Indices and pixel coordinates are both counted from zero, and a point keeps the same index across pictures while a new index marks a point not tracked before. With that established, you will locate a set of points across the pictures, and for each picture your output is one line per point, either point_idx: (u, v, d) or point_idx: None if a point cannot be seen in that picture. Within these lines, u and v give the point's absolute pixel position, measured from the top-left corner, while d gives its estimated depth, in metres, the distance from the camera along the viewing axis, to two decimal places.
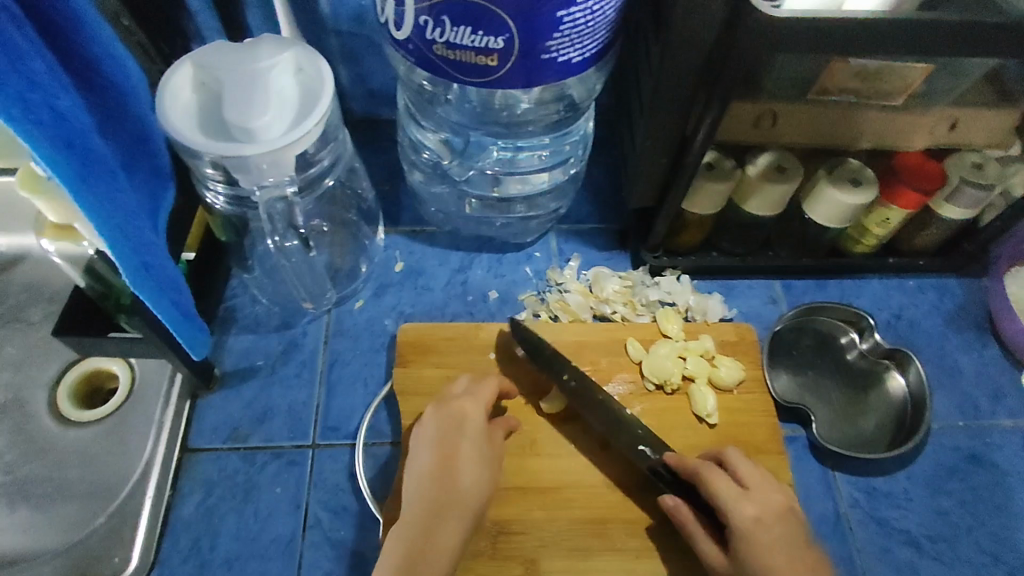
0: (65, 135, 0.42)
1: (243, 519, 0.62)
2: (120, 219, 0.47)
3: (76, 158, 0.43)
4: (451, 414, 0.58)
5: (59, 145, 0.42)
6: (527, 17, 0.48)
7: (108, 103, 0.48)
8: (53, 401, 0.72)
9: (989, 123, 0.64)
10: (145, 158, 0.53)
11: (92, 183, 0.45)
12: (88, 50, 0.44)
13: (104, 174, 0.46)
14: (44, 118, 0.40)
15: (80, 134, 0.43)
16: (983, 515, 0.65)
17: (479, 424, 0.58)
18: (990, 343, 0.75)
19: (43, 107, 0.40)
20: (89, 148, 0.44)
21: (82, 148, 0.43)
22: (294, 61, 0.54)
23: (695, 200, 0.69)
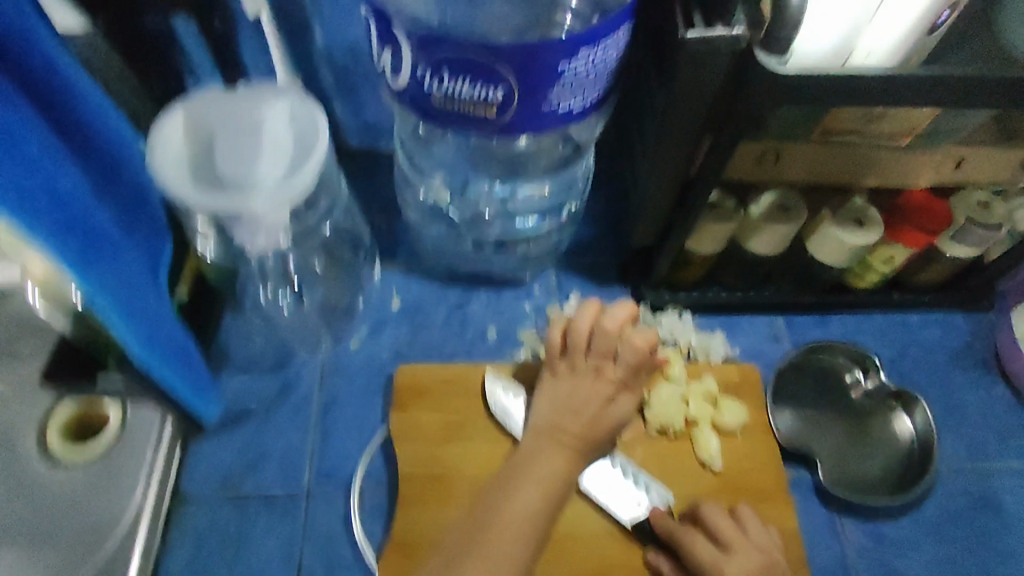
0: (64, 220, 0.45)
1: (236, 569, 0.61)
2: (122, 294, 0.50)
3: (77, 243, 0.46)
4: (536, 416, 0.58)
5: (60, 229, 0.44)
6: (530, 71, 0.46)
7: (107, 165, 0.50)
8: (42, 438, 0.70)
9: (996, 163, 0.63)
10: (144, 218, 0.55)
11: (93, 259, 0.47)
12: (87, 123, 0.47)
13: (103, 252, 0.49)
14: (45, 205, 0.43)
15: (80, 216, 0.46)
16: (991, 562, 0.64)
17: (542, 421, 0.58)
18: (996, 382, 0.73)
19: (42, 195, 0.43)
20: (88, 228, 0.47)
21: (82, 229, 0.46)
22: (288, 107, 0.52)
23: (697, 239, 0.68)
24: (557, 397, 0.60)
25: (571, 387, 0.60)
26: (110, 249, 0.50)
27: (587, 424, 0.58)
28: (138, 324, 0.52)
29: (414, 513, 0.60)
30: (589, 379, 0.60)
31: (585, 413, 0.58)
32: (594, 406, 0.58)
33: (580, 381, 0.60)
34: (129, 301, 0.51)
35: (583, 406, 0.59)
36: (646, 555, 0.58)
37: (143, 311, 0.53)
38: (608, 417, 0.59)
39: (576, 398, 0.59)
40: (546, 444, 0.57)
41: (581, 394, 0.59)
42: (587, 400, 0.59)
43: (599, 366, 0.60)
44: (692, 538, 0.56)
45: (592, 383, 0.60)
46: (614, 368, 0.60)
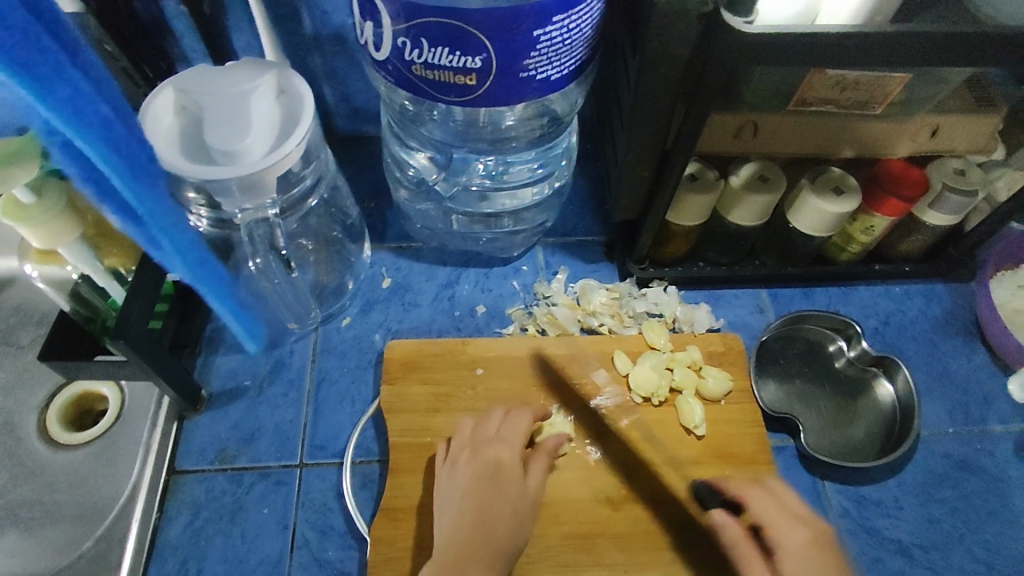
0: (112, 139, 0.41)
1: (231, 540, 0.62)
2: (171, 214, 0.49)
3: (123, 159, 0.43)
4: (473, 500, 0.54)
5: (104, 143, 0.41)
6: (505, 36, 0.48)
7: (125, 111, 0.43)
8: (43, 424, 0.72)
9: (971, 128, 0.65)
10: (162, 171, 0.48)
11: (138, 177, 0.45)
12: (92, 71, 0.39)
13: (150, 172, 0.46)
14: (89, 121, 0.39)
15: (123, 137, 0.42)
16: (975, 522, 0.65)
17: (457, 505, 0.54)
18: (978, 348, 0.75)
19: (89, 112, 0.39)
20: (127, 151, 0.43)
21: (124, 147, 0.43)
22: (276, 83, 0.54)
23: (680, 211, 0.69)
24: (452, 496, 0.55)
25: (451, 486, 0.56)
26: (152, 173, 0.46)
27: (488, 537, 0.52)
28: (184, 246, 0.51)
29: (406, 480, 0.61)
30: (480, 461, 0.57)
31: (492, 518, 0.53)
32: (485, 481, 0.56)
33: (481, 472, 0.56)
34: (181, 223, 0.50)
35: (496, 506, 0.54)
36: (713, 513, 0.55)
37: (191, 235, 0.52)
38: (509, 508, 0.54)
39: (478, 497, 0.55)
40: (466, 556, 0.50)
41: (490, 492, 0.55)
42: (497, 497, 0.55)
43: (495, 449, 0.58)
44: (763, 492, 0.56)
45: (479, 462, 0.57)
46: (509, 451, 0.58)
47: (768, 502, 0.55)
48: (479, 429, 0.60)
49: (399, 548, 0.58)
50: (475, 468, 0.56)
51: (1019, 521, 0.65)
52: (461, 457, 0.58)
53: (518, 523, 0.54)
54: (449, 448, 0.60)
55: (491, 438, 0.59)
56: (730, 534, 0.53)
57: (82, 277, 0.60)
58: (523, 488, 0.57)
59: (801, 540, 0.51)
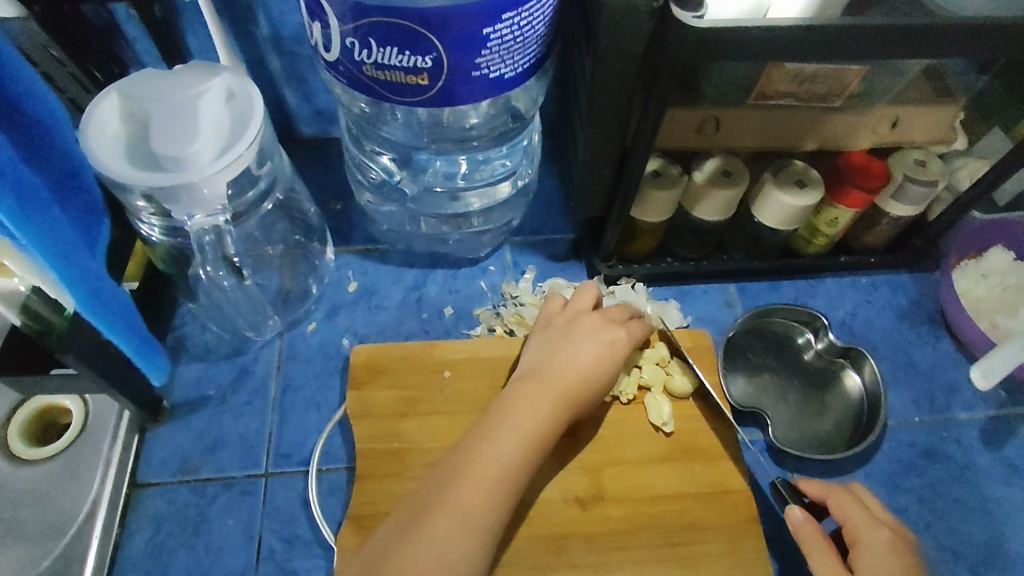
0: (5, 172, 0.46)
1: (194, 554, 0.61)
2: (62, 245, 0.51)
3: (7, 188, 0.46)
4: (566, 339, 0.60)
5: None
6: (454, 35, 0.47)
7: (34, 134, 0.50)
8: (3, 439, 0.68)
9: (931, 119, 0.65)
10: (73, 194, 0.54)
11: (29, 205, 0.48)
12: (8, 89, 0.48)
13: (38, 204, 0.49)
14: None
15: (11, 166, 0.46)
16: (942, 510, 0.66)
17: (554, 343, 0.60)
18: (943, 337, 0.75)
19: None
20: (16, 179, 0.47)
21: (15, 179, 0.47)
22: (225, 86, 0.53)
23: (645, 207, 0.68)
24: (552, 338, 0.61)
25: (554, 331, 0.62)
26: (43, 205, 0.50)
27: (569, 369, 0.57)
28: (78, 278, 0.54)
29: (372, 487, 0.60)
30: (584, 316, 0.62)
31: (572, 372, 0.57)
32: (583, 328, 0.61)
33: (587, 332, 0.60)
34: (72, 249, 0.53)
35: (582, 346, 0.59)
36: (790, 508, 0.54)
37: (82, 261, 0.54)
38: (590, 372, 0.58)
39: (574, 346, 0.59)
40: (538, 396, 0.55)
41: (579, 338, 0.60)
42: (586, 357, 0.58)
43: (611, 330, 0.61)
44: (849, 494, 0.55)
45: (579, 317, 0.62)
46: (625, 334, 0.61)
47: (851, 503, 0.55)
48: (608, 307, 0.63)
49: None
50: (583, 331, 0.60)
51: (984, 508, 0.66)
52: (577, 314, 0.63)
53: (601, 363, 0.59)
54: (569, 306, 0.64)
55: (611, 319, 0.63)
56: (806, 532, 0.52)
57: None
58: (612, 369, 0.59)
59: (885, 541, 0.52)
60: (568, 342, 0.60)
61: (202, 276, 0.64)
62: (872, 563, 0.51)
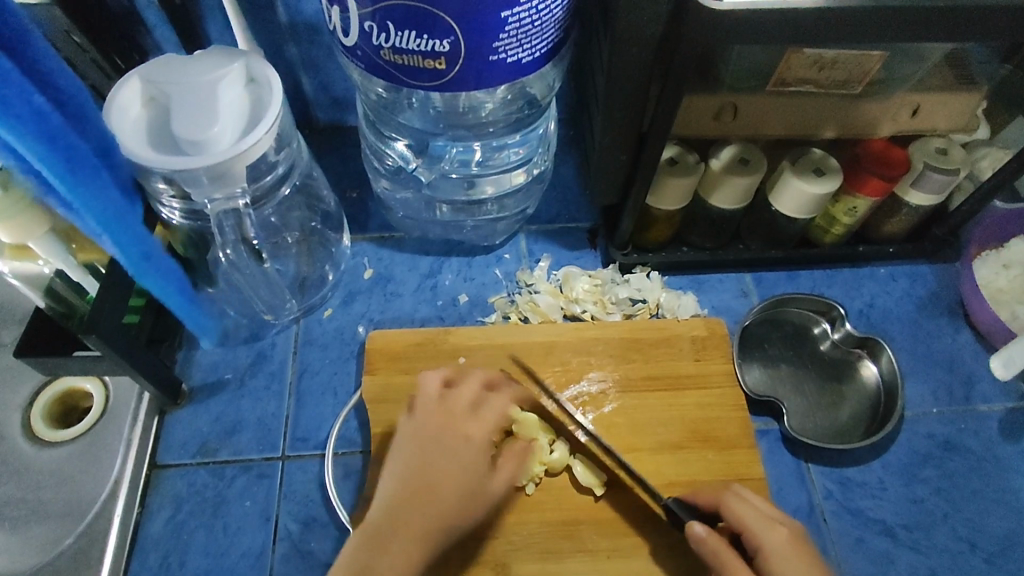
0: (47, 130, 0.43)
1: (213, 533, 0.62)
2: (111, 208, 0.49)
3: (60, 155, 0.44)
4: (420, 449, 0.52)
5: (42, 138, 0.43)
6: (472, 18, 0.47)
7: (71, 109, 0.46)
8: (27, 422, 0.69)
9: (954, 107, 0.64)
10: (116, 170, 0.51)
11: (77, 169, 0.46)
12: (38, 64, 0.43)
13: (89, 170, 0.47)
14: (24, 115, 0.41)
15: (60, 131, 0.44)
16: (959, 501, 0.65)
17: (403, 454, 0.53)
18: (962, 328, 0.74)
19: (21, 103, 0.41)
20: (69, 148, 0.45)
21: (64, 144, 0.44)
22: (245, 72, 0.53)
23: (661, 194, 0.68)
24: (402, 448, 0.53)
25: (405, 437, 0.54)
26: (95, 170, 0.48)
27: (428, 488, 0.50)
28: (124, 240, 0.52)
29: None
30: (430, 418, 0.54)
31: (427, 496, 0.49)
32: (431, 434, 0.53)
33: (444, 438, 0.53)
34: (120, 218, 0.50)
35: (437, 457, 0.52)
36: (690, 523, 0.51)
37: (133, 228, 0.52)
38: (449, 481, 0.51)
39: (431, 460, 0.51)
40: (387, 536, 0.47)
41: (433, 444, 0.52)
42: (442, 471, 0.51)
43: (466, 424, 0.54)
44: (738, 496, 0.53)
45: (423, 418, 0.54)
46: (479, 428, 0.54)
47: (745, 505, 0.52)
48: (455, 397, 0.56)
49: None
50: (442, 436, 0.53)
51: (1002, 499, 0.65)
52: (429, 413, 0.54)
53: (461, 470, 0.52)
54: (421, 404, 0.56)
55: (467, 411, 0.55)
56: (710, 545, 0.49)
57: (55, 273, 0.58)
58: (473, 474, 0.52)
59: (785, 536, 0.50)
60: (419, 455, 0.52)
61: (222, 258, 0.65)
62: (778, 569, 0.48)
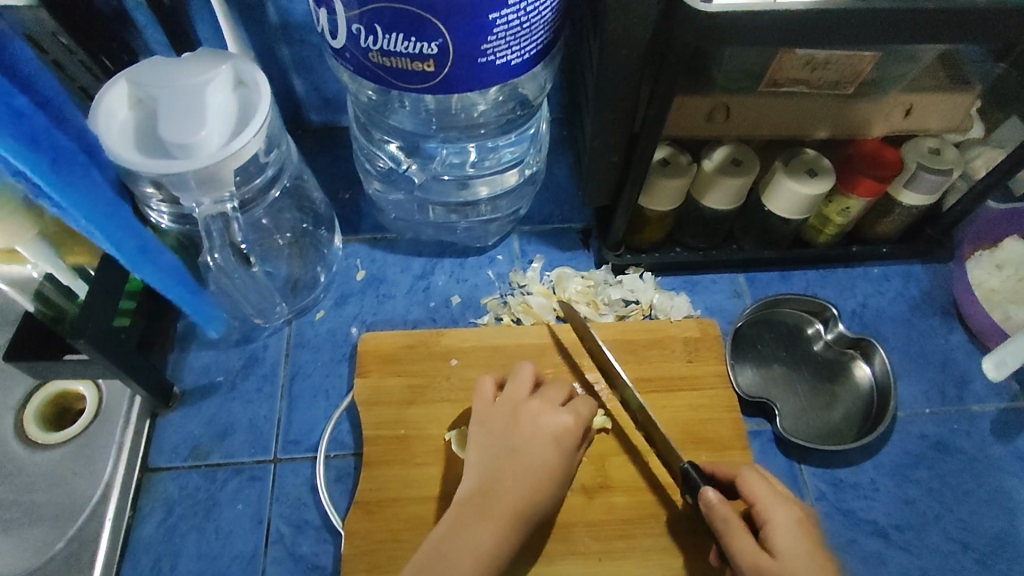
0: (28, 131, 0.44)
1: (205, 536, 0.62)
2: (102, 203, 0.51)
3: (44, 155, 0.45)
4: (511, 440, 0.54)
5: (25, 140, 0.44)
6: (459, 21, 0.47)
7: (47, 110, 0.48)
8: (20, 424, 0.69)
9: (947, 107, 0.64)
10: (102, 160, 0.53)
11: (61, 168, 0.47)
12: (16, 67, 0.46)
13: (75, 165, 0.48)
14: (2, 115, 0.42)
15: (43, 130, 0.45)
16: (951, 502, 0.65)
17: (486, 444, 0.55)
18: (956, 328, 0.74)
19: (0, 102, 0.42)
20: (54, 144, 0.46)
21: (48, 142, 0.46)
22: (233, 74, 0.53)
23: (652, 196, 0.68)
24: (486, 435, 0.55)
25: (483, 426, 0.56)
26: (82, 166, 0.49)
27: (520, 475, 0.52)
28: (120, 234, 0.53)
29: (380, 473, 0.60)
30: (514, 412, 0.56)
31: (522, 476, 0.52)
32: (521, 419, 0.55)
33: (536, 425, 0.55)
34: (113, 214, 0.52)
35: (526, 443, 0.54)
36: (703, 488, 0.51)
37: (128, 224, 0.53)
38: (535, 471, 0.52)
39: (524, 444, 0.54)
40: (474, 519, 0.49)
41: (524, 433, 0.54)
42: (537, 457, 0.53)
43: (559, 416, 0.56)
44: (756, 473, 0.54)
45: (509, 410, 0.56)
46: (572, 419, 0.56)
47: (759, 480, 0.53)
48: (545, 389, 0.58)
49: (373, 541, 0.58)
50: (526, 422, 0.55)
51: (994, 499, 0.65)
52: (522, 404, 0.57)
53: (549, 459, 0.53)
54: (504, 392, 0.58)
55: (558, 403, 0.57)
56: (721, 512, 0.50)
57: (45, 276, 0.58)
58: (563, 464, 0.54)
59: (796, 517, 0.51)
60: (507, 442, 0.54)
61: (209, 263, 0.64)
62: (785, 540, 0.49)
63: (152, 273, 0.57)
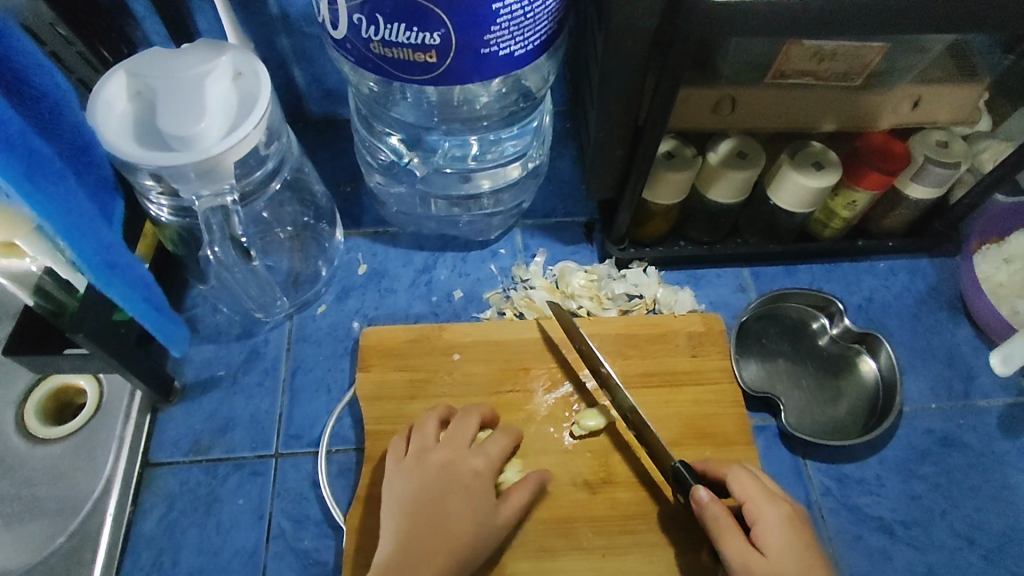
0: (6, 136, 0.41)
1: (206, 531, 0.61)
2: (75, 214, 0.48)
3: (22, 160, 0.42)
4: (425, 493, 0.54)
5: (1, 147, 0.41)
6: (461, 10, 0.46)
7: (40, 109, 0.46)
8: (21, 419, 0.69)
9: (954, 99, 0.63)
10: (88, 169, 0.51)
11: (38, 175, 0.44)
12: (12, 61, 0.43)
13: (52, 173, 0.45)
14: None
15: (20, 134, 0.42)
16: (957, 498, 0.65)
17: (402, 498, 0.54)
18: (962, 323, 0.74)
19: None
20: (33, 150, 0.43)
21: (25, 148, 0.42)
22: (231, 65, 0.52)
23: (657, 190, 0.67)
24: (402, 490, 0.54)
25: (400, 480, 0.55)
26: (58, 174, 0.46)
27: (444, 528, 0.52)
28: (89, 250, 0.50)
29: (382, 468, 0.60)
30: (429, 462, 0.55)
31: (443, 535, 0.51)
32: (434, 471, 0.55)
33: (451, 477, 0.55)
34: (85, 225, 0.49)
35: (445, 494, 0.53)
36: (694, 488, 0.51)
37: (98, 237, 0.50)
38: (460, 521, 0.52)
39: (441, 499, 0.53)
40: None
41: (440, 483, 0.54)
42: (459, 507, 0.53)
43: (472, 461, 0.56)
44: (745, 472, 0.53)
45: (422, 462, 0.56)
46: (483, 461, 0.56)
47: (748, 479, 0.53)
48: (452, 433, 0.58)
49: (376, 535, 0.57)
50: (439, 471, 0.55)
51: (1001, 495, 0.65)
52: (431, 454, 0.56)
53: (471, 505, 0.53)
54: (411, 445, 0.58)
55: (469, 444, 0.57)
56: (712, 512, 0.50)
57: (45, 272, 0.56)
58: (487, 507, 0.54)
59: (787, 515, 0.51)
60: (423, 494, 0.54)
61: (210, 257, 0.63)
62: (776, 541, 0.49)
63: (120, 292, 0.54)
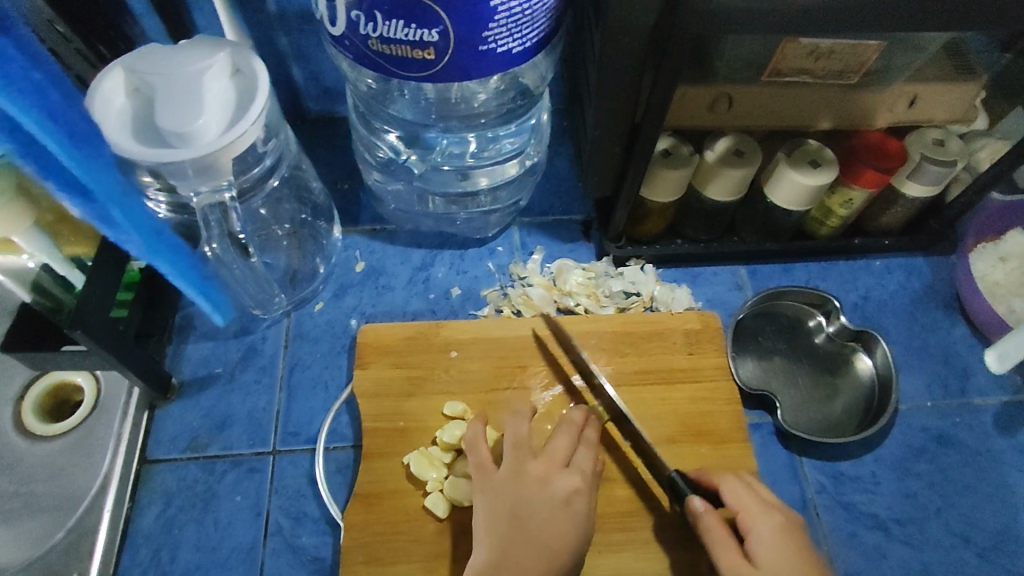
0: (49, 107, 0.42)
1: (204, 528, 0.61)
2: (114, 182, 0.50)
3: (66, 131, 0.44)
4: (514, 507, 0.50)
5: (47, 115, 0.42)
6: (459, 7, 0.46)
7: None
8: (19, 416, 0.69)
9: (950, 97, 0.64)
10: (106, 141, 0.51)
11: (80, 145, 0.46)
12: None
13: (92, 141, 0.47)
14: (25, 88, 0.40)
15: (64, 107, 0.44)
16: (952, 496, 0.65)
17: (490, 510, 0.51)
18: (958, 321, 0.74)
19: (24, 78, 0.40)
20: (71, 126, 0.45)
21: (67, 121, 0.44)
22: (229, 61, 0.52)
23: (654, 187, 0.67)
24: (492, 500, 0.51)
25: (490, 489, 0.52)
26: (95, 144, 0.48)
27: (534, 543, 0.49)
28: (129, 216, 0.52)
29: (379, 466, 0.60)
30: (527, 475, 0.52)
31: (536, 551, 0.49)
32: (528, 483, 0.52)
33: (542, 492, 0.51)
34: (126, 192, 0.51)
35: (534, 513, 0.50)
36: (691, 499, 0.53)
37: (137, 204, 0.53)
38: (549, 542, 0.49)
39: (531, 516, 0.50)
40: None
41: (530, 499, 0.51)
42: (549, 525, 0.50)
43: (566, 477, 0.52)
44: (737, 481, 0.54)
45: (516, 471, 0.52)
46: (578, 479, 0.52)
47: (742, 489, 0.53)
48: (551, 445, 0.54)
49: (373, 532, 0.57)
50: (532, 485, 0.51)
51: (996, 493, 0.65)
52: (528, 465, 0.53)
53: (565, 522, 0.50)
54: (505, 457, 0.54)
55: (563, 459, 0.54)
56: (706, 523, 0.51)
57: (41, 268, 0.57)
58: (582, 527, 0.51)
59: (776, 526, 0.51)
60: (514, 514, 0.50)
61: (208, 254, 0.64)
62: (765, 550, 0.49)
63: (161, 255, 0.57)
